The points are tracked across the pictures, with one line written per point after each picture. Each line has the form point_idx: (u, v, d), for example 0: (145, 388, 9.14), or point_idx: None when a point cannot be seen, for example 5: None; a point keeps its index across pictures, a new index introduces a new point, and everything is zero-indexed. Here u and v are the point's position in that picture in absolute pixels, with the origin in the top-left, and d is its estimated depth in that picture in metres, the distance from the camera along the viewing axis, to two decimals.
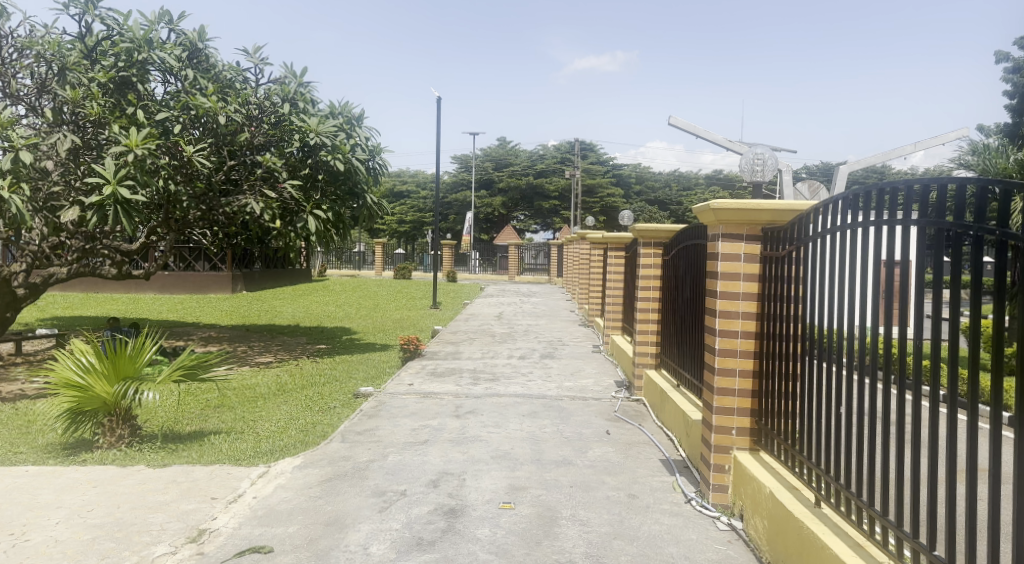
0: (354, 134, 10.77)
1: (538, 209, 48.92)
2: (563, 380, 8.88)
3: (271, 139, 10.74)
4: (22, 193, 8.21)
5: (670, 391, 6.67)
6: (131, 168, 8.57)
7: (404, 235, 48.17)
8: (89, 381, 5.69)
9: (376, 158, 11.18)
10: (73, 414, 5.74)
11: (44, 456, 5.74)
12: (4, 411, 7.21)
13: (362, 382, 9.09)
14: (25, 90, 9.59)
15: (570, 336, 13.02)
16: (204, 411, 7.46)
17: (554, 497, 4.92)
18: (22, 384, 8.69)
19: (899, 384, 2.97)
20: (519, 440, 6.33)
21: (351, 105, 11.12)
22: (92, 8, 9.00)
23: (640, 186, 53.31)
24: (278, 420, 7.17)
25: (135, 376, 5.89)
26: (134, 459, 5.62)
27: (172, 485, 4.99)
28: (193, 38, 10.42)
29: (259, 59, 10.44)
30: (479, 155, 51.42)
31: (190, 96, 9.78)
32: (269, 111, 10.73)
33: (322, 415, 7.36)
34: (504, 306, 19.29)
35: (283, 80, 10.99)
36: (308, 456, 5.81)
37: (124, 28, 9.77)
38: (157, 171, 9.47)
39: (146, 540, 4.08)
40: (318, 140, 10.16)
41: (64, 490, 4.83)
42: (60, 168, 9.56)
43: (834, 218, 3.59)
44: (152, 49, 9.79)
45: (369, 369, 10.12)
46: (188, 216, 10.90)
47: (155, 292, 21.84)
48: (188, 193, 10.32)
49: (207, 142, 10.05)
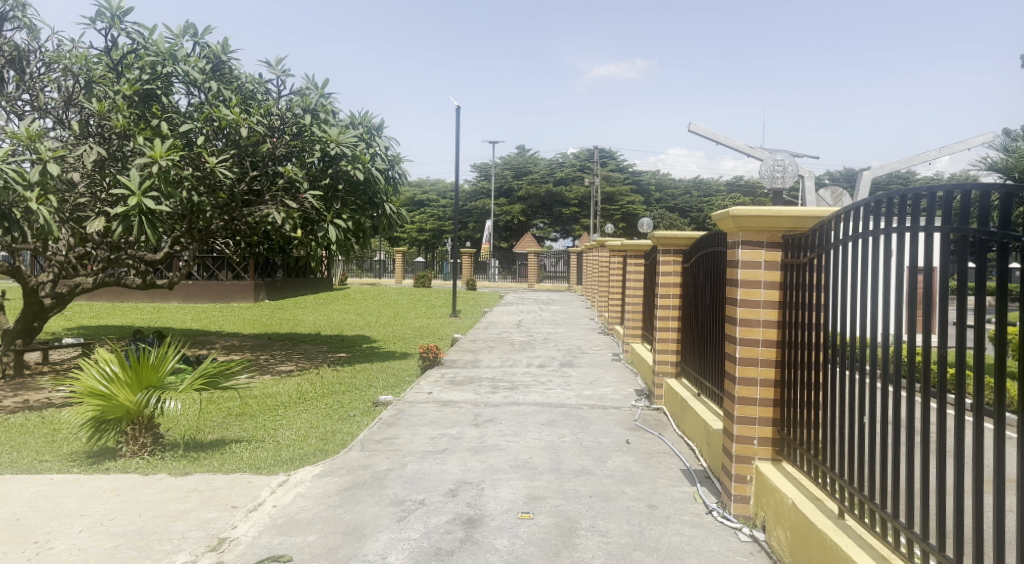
0: (374, 144, 10.89)
1: (558, 216, 48.92)
2: (583, 389, 8.84)
3: (292, 150, 10.83)
4: (50, 204, 8.37)
5: (691, 399, 6.61)
6: (154, 179, 8.72)
7: (424, 244, 48.36)
8: (113, 390, 5.77)
9: (396, 167, 11.28)
10: (97, 423, 5.83)
11: (68, 464, 5.82)
12: (31, 419, 7.34)
13: (382, 390, 9.12)
14: (53, 104, 9.82)
15: (590, 344, 12.98)
16: (225, 420, 7.52)
17: (573, 508, 4.88)
18: (49, 393, 8.85)
19: (923, 392, 2.90)
20: (538, 449, 6.31)
21: (371, 114, 11.22)
22: (118, 22, 9.18)
23: (660, 193, 53.11)
24: (298, 429, 7.21)
25: (158, 385, 5.96)
26: (156, 467, 5.68)
27: (193, 493, 5.03)
28: (217, 51, 10.60)
29: (281, 71, 10.56)
30: (499, 163, 51.57)
31: (214, 108, 9.93)
32: (291, 122, 10.82)
33: (341, 424, 7.38)
34: (524, 314, 19.28)
35: (305, 91, 11.12)
36: (328, 465, 5.84)
37: (149, 42, 9.94)
38: (181, 182, 9.59)
39: (167, 548, 4.11)
40: (339, 150, 10.27)
41: (87, 498, 4.89)
42: (87, 179, 9.77)
43: (856, 224, 3.54)
44: (176, 62, 9.96)
45: (389, 377, 10.16)
46: (211, 226, 11.03)
47: (179, 301, 22.12)
48: (211, 203, 10.44)
49: (230, 153, 10.17)
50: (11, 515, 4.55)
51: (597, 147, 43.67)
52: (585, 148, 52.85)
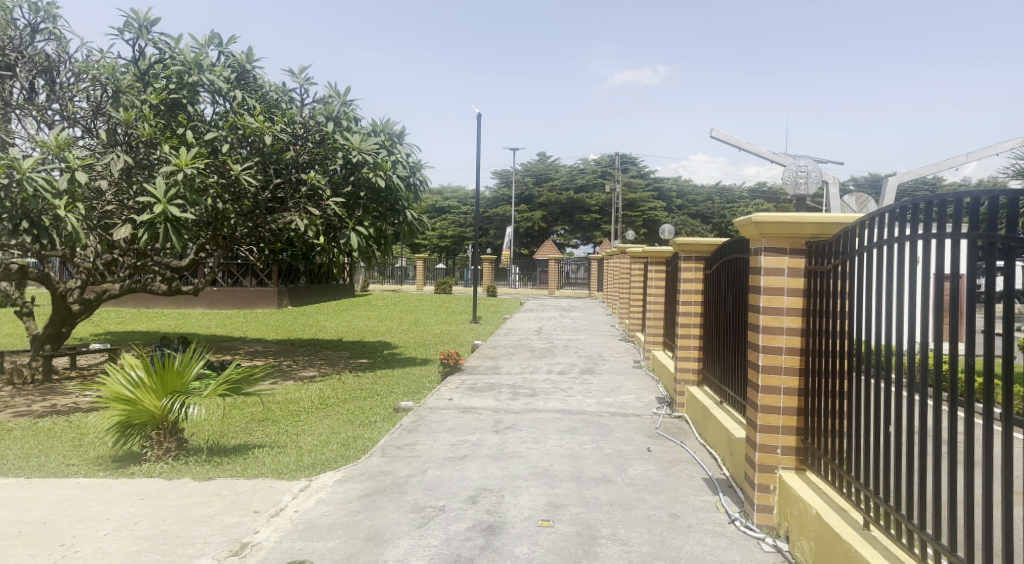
0: (395, 151, 10.98)
1: (578, 223, 48.84)
2: (603, 396, 8.79)
3: (315, 158, 10.92)
4: (78, 212, 8.53)
5: (713, 407, 6.55)
6: (180, 187, 8.84)
7: (445, 250, 48.48)
8: (138, 395, 5.86)
9: (417, 174, 11.37)
10: (122, 427, 5.92)
11: (94, 469, 5.90)
12: (58, 424, 7.46)
13: (403, 396, 9.15)
14: (81, 113, 10.02)
15: (611, 351, 12.92)
16: (248, 425, 7.59)
17: (593, 516, 4.85)
18: (76, 397, 9.00)
19: (950, 402, 2.84)
20: (559, 456, 6.28)
21: (393, 122, 11.32)
22: (145, 32, 9.34)
23: (682, 200, 52.83)
24: (319, 434, 7.25)
25: (182, 390, 6.03)
26: (180, 472, 5.75)
27: (216, 498, 5.08)
28: (241, 59, 10.75)
29: (305, 80, 10.67)
30: (520, 170, 51.65)
31: (239, 117, 10.06)
32: (314, 129, 10.94)
33: (362, 430, 7.41)
34: (544, 321, 19.27)
35: (328, 99, 11.22)
36: (348, 470, 5.86)
37: (175, 51, 10.09)
38: (206, 191, 9.72)
39: (189, 552, 4.15)
40: (360, 157, 10.37)
41: (112, 502, 4.96)
42: (114, 187, 9.92)
43: (881, 231, 3.49)
44: (201, 71, 10.09)
45: (410, 383, 10.19)
46: (236, 233, 11.17)
47: (204, 307, 22.40)
48: (235, 210, 10.58)
49: (254, 161, 10.28)
50: (38, 518, 4.63)
51: (618, 154, 43.57)
52: (606, 154, 52.76)
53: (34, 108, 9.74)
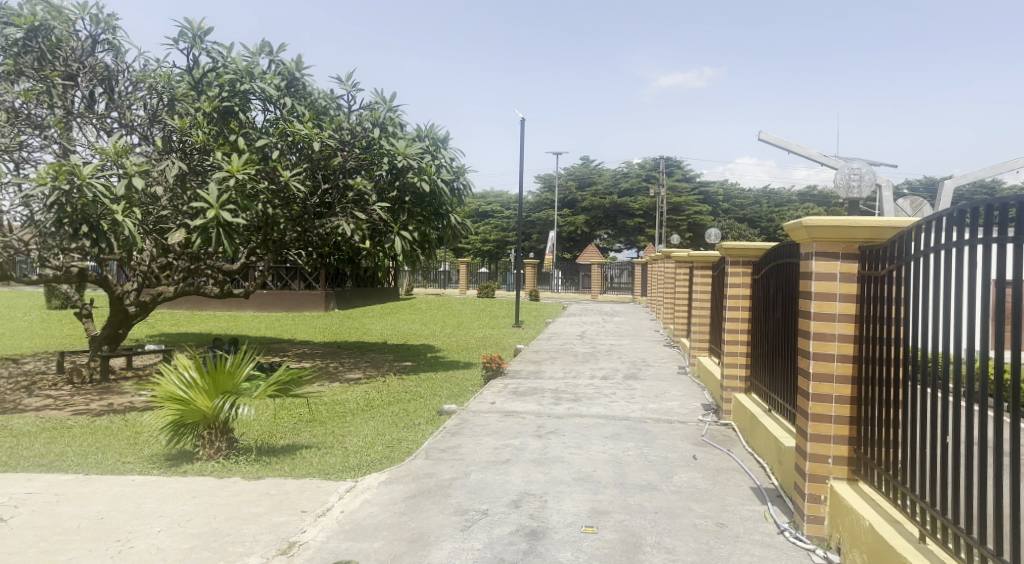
0: (439, 156, 11.10)
1: (622, 227, 48.49)
2: (648, 402, 8.69)
3: (362, 163, 11.09)
4: (135, 217, 8.82)
5: (761, 415, 6.41)
6: (232, 193, 9.07)
7: (488, 255, 48.66)
8: (191, 395, 6.02)
9: (461, 178, 11.47)
10: (176, 426, 6.09)
11: (148, 466, 6.09)
12: (114, 422, 7.71)
13: (446, 400, 9.20)
14: (138, 121, 10.40)
15: (655, 356, 12.78)
16: (296, 426, 7.73)
17: (637, 523, 4.79)
18: (132, 396, 9.31)
19: (1011, 413, 2.72)
20: (603, 462, 6.23)
21: (437, 127, 11.44)
22: (200, 42, 9.63)
23: (729, 204, 51.97)
24: (365, 436, 7.34)
25: (233, 390, 6.17)
26: (230, 470, 5.88)
27: (265, 497, 5.19)
28: (291, 68, 10.98)
29: (352, 86, 10.85)
30: (563, 174, 51.56)
31: (288, 124, 10.29)
32: (360, 136, 11.12)
33: (407, 432, 7.47)
34: (588, 325, 19.17)
35: (374, 105, 11.40)
36: (393, 472, 5.91)
37: (228, 60, 10.35)
38: (257, 196, 9.95)
39: (239, 550, 4.23)
40: (405, 162, 10.51)
41: (166, 499, 5.11)
42: (169, 193, 10.22)
43: (938, 235, 3.37)
44: (253, 79, 10.33)
45: (453, 386, 10.24)
46: (285, 238, 11.40)
47: (254, 310, 22.93)
48: (285, 215, 10.81)
49: (303, 167, 10.49)
50: (96, 514, 4.79)
51: (663, 158, 43.14)
52: (651, 158, 52.28)
53: (95, 116, 10.12)
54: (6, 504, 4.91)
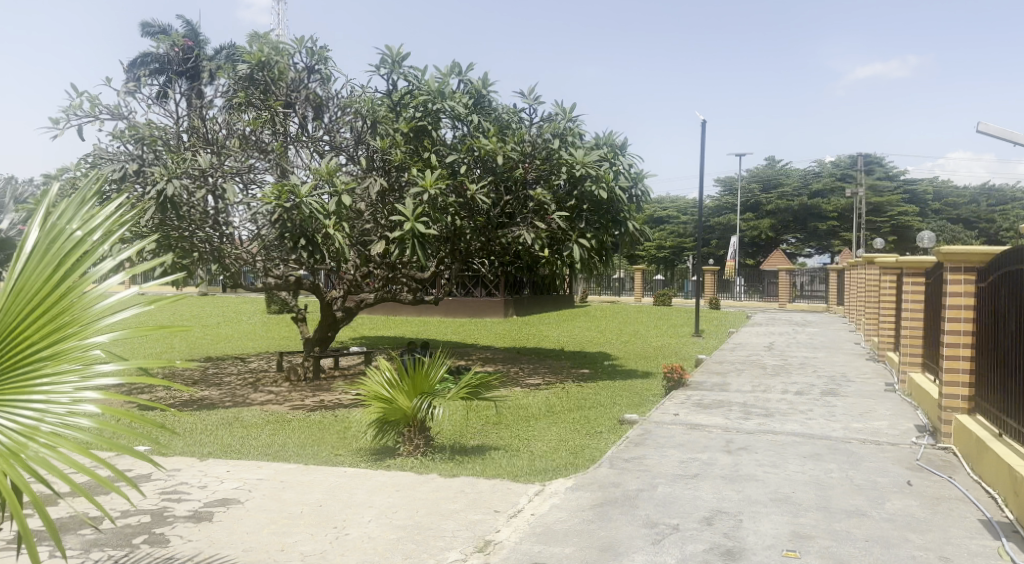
0: (618, 163, 11.09)
1: (811, 231, 45.34)
2: (850, 421, 8.02)
3: (542, 173, 11.34)
4: (343, 230, 9.68)
5: (990, 440, 5.67)
6: (425, 206, 9.67)
7: (665, 262, 47.69)
8: (393, 394, 6.49)
9: (640, 185, 11.39)
10: (380, 423, 6.59)
11: (357, 459, 6.64)
12: (326, 417, 8.52)
13: (628, 409, 9.13)
14: (346, 143, 11.42)
15: (855, 371, 11.77)
16: (484, 428, 8.06)
17: (845, 551, 4.43)
18: (339, 394, 10.22)
19: None
20: (801, 483, 5.84)
21: (616, 134, 11.44)
22: (397, 67, 10.38)
23: (938, 203, 46.72)
24: (550, 441, 7.47)
25: (429, 392, 6.57)
26: (428, 467, 6.26)
27: (461, 495, 5.45)
28: (478, 86, 11.50)
29: (534, 99, 11.15)
30: (745, 177, 49.29)
31: (475, 139, 10.79)
32: (541, 147, 11.41)
33: (590, 439, 7.50)
34: (776, 336, 18.12)
35: (555, 117, 11.65)
36: (580, 479, 5.96)
37: (422, 82, 11.06)
38: (447, 209, 10.52)
39: (440, 545, 4.47)
40: (584, 171, 10.61)
41: (373, 491, 5.52)
42: (370, 208, 11.11)
43: None
44: (444, 99, 10.95)
45: (635, 395, 10.14)
46: (471, 248, 11.95)
47: (439, 316, 24.22)
48: (470, 226, 11.32)
49: (488, 180, 10.94)
50: (314, 501, 5.28)
51: (860, 156, 39.77)
52: (844, 156, 48.42)
53: (309, 140, 11.25)
54: (242, 487, 5.55)
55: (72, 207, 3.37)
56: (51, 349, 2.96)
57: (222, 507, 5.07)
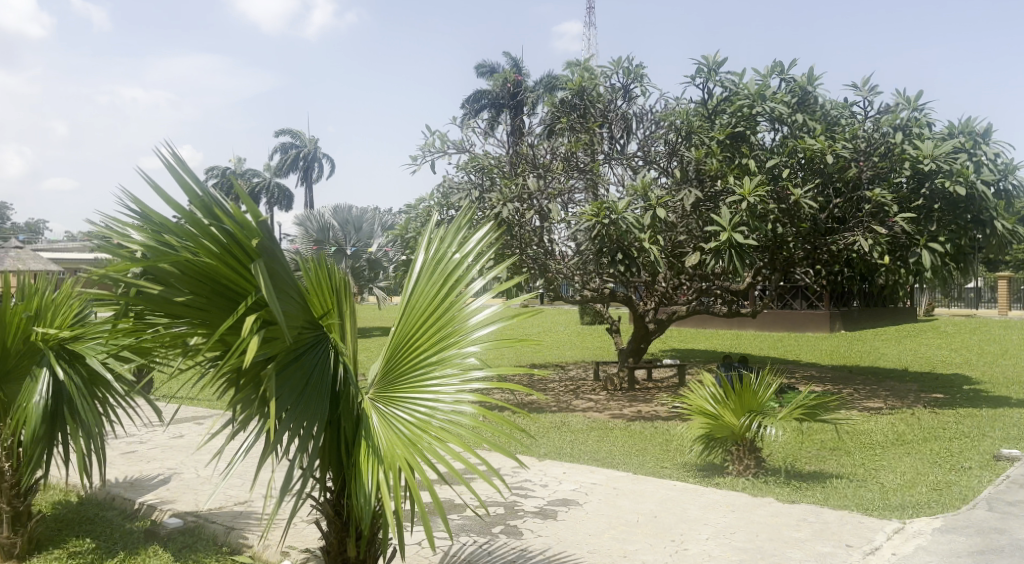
0: (980, 152, 9.45)
1: None
2: None
3: (880, 172, 10.13)
4: (659, 243, 9.72)
5: None
6: (743, 215, 9.27)
7: None
8: (719, 411, 6.27)
9: (1010, 177, 9.57)
10: (707, 439, 6.42)
11: (685, 474, 6.57)
12: (648, 428, 8.60)
13: (1004, 444, 7.63)
14: (661, 156, 11.47)
15: None
16: (820, 452, 7.39)
17: None
18: (658, 406, 10.26)
19: None
20: None
21: (977, 119, 9.77)
22: (714, 74, 10.16)
23: None
24: (902, 473, 6.57)
25: (758, 410, 6.20)
26: (762, 490, 5.93)
27: (804, 523, 5.04)
28: (803, 83, 10.71)
29: (869, 90, 10.05)
30: None
31: (799, 141, 10.05)
32: (878, 143, 10.22)
33: (956, 476, 6.42)
34: None
35: (895, 107, 10.36)
36: (950, 521, 5.12)
37: (741, 87, 10.66)
38: (767, 217, 9.95)
39: None
40: (934, 165, 9.24)
41: (707, 508, 5.39)
42: (685, 220, 11.03)
43: None
44: (764, 101, 10.43)
45: (1011, 428, 8.45)
46: (794, 256, 11.15)
47: (754, 330, 23.02)
48: (793, 234, 10.56)
49: (815, 183, 10.12)
50: (649, 511, 5.32)
51: None
52: None
53: (623, 157, 11.55)
54: (579, 490, 5.84)
55: (452, 233, 3.86)
56: (438, 355, 3.49)
57: (564, 507, 5.38)
